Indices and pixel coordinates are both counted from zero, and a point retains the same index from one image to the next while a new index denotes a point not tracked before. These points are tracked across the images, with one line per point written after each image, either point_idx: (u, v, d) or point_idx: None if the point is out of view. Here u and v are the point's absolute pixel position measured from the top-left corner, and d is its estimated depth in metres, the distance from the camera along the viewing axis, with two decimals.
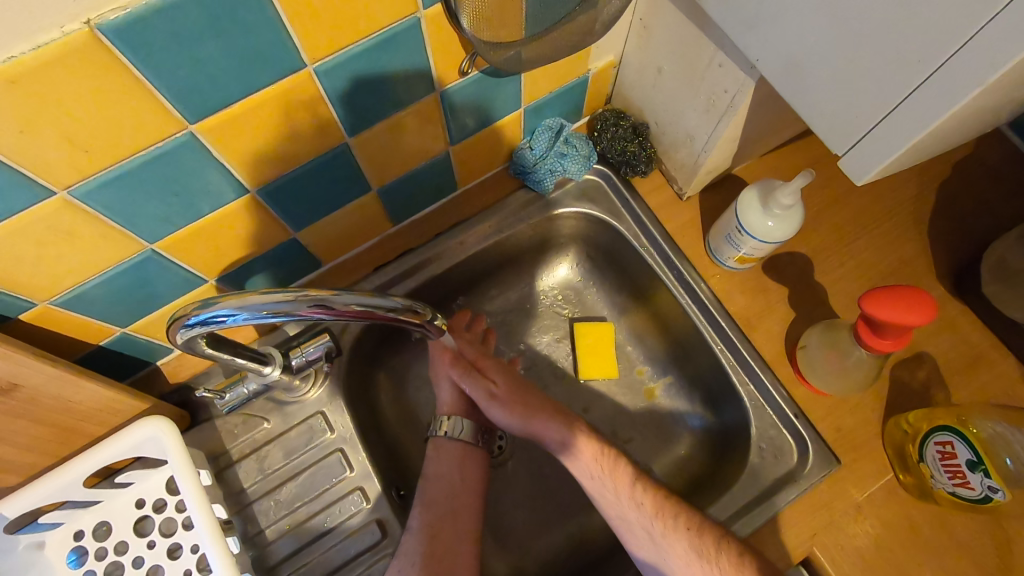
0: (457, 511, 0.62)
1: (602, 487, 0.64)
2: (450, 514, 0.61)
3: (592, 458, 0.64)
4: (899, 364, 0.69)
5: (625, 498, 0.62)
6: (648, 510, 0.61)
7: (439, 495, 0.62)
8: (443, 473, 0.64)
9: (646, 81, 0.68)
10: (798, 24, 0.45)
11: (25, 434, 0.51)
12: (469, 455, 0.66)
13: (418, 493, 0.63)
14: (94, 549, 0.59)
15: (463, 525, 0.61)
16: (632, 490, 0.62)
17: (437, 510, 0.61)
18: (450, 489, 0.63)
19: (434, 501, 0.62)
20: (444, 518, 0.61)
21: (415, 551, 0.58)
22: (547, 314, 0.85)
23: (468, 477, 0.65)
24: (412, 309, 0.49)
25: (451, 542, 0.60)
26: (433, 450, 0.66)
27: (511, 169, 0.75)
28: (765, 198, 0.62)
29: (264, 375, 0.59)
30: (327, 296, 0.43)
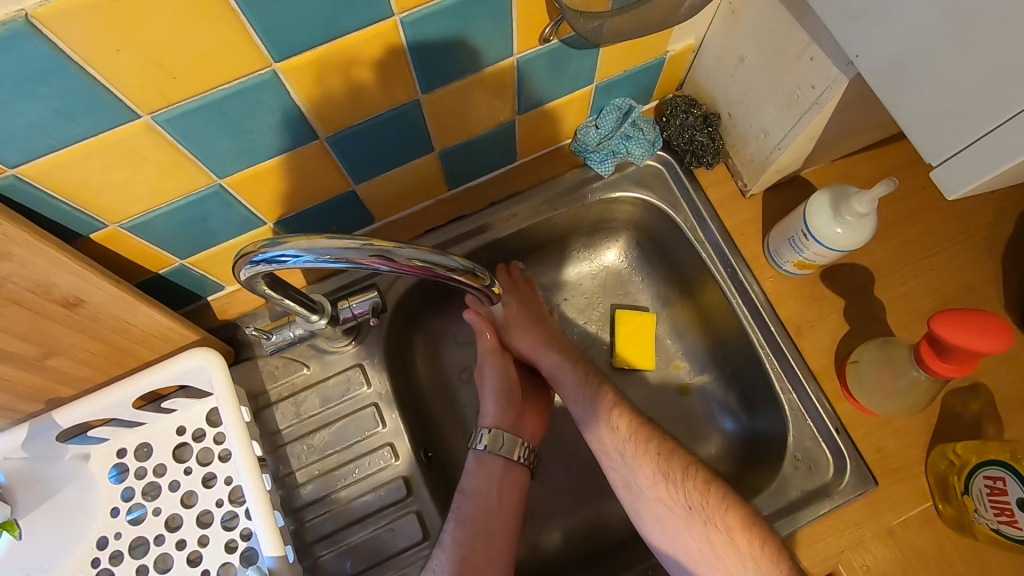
0: (492, 530, 0.60)
1: (632, 460, 0.63)
2: (486, 532, 0.60)
3: (628, 439, 0.63)
4: (952, 392, 0.66)
5: (639, 464, 0.63)
6: (651, 464, 0.62)
7: (476, 514, 0.60)
8: (484, 488, 0.62)
9: (725, 70, 0.65)
10: (907, 21, 0.42)
11: (84, 350, 0.53)
12: (509, 470, 0.64)
13: (454, 507, 0.62)
14: (134, 467, 0.61)
15: (496, 547, 0.60)
16: (665, 466, 0.62)
17: (473, 529, 0.60)
18: (488, 508, 0.61)
19: (472, 521, 0.60)
20: (478, 538, 0.59)
21: (445, 567, 0.57)
22: (579, 314, 0.83)
23: (507, 496, 0.63)
24: (471, 271, 0.49)
25: (483, 557, 0.59)
26: (473, 464, 0.64)
27: (573, 146, 0.73)
28: (837, 203, 0.60)
29: (311, 322, 0.60)
30: (390, 248, 0.43)
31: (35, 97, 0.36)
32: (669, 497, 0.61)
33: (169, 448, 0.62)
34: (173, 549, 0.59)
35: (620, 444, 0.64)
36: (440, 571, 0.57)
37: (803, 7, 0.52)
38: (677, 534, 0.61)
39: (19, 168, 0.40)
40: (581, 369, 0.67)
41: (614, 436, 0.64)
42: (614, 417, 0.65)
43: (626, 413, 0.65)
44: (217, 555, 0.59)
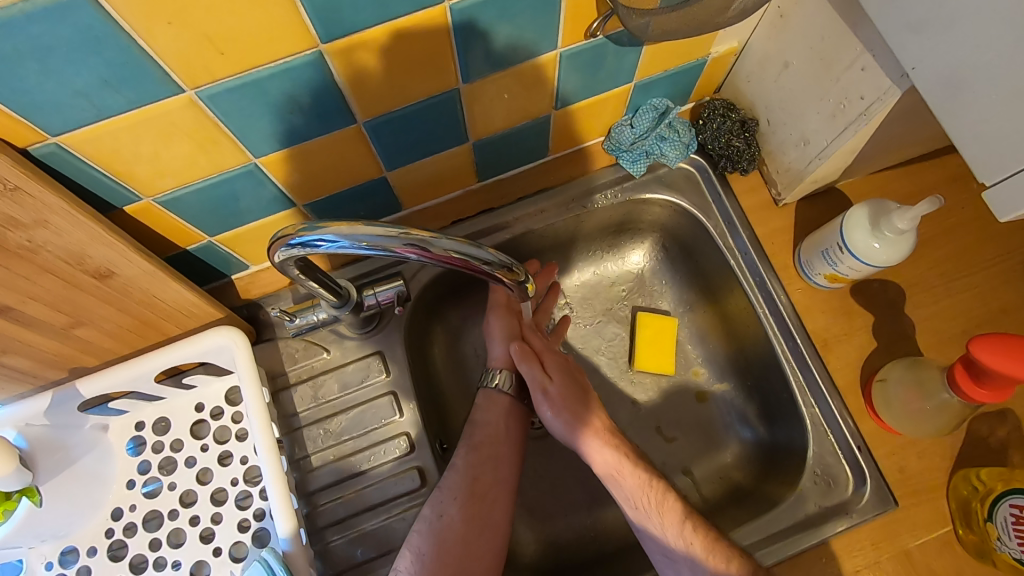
0: (500, 457, 0.63)
1: (636, 512, 0.61)
2: (494, 459, 0.62)
3: (638, 489, 0.61)
4: (980, 416, 0.65)
5: (646, 516, 0.61)
6: (688, 542, 0.58)
7: (486, 440, 0.63)
8: (490, 417, 0.65)
9: (768, 75, 0.64)
10: (974, 35, 0.41)
11: (110, 322, 0.53)
12: (511, 409, 0.66)
13: (465, 435, 0.64)
14: (152, 441, 0.62)
15: (502, 473, 0.62)
16: (678, 527, 0.59)
17: (482, 454, 0.62)
18: (496, 435, 0.64)
19: (482, 446, 0.63)
20: (486, 463, 0.62)
21: (457, 486, 0.60)
22: (580, 315, 0.82)
23: (512, 428, 0.65)
24: (506, 267, 0.48)
25: (490, 480, 0.61)
26: (482, 397, 0.67)
27: (605, 144, 0.72)
28: (877, 218, 0.59)
29: (337, 308, 0.59)
30: (426, 238, 0.42)
31: (83, 66, 0.36)
32: (677, 552, 0.59)
33: (187, 424, 0.62)
34: (187, 526, 0.59)
35: (627, 494, 0.61)
36: (451, 488, 0.60)
37: (859, 14, 0.50)
38: None
39: (60, 136, 0.40)
40: (581, 399, 0.65)
41: (619, 483, 0.62)
42: (617, 462, 0.62)
43: (637, 467, 0.62)
44: (230, 534, 0.59)
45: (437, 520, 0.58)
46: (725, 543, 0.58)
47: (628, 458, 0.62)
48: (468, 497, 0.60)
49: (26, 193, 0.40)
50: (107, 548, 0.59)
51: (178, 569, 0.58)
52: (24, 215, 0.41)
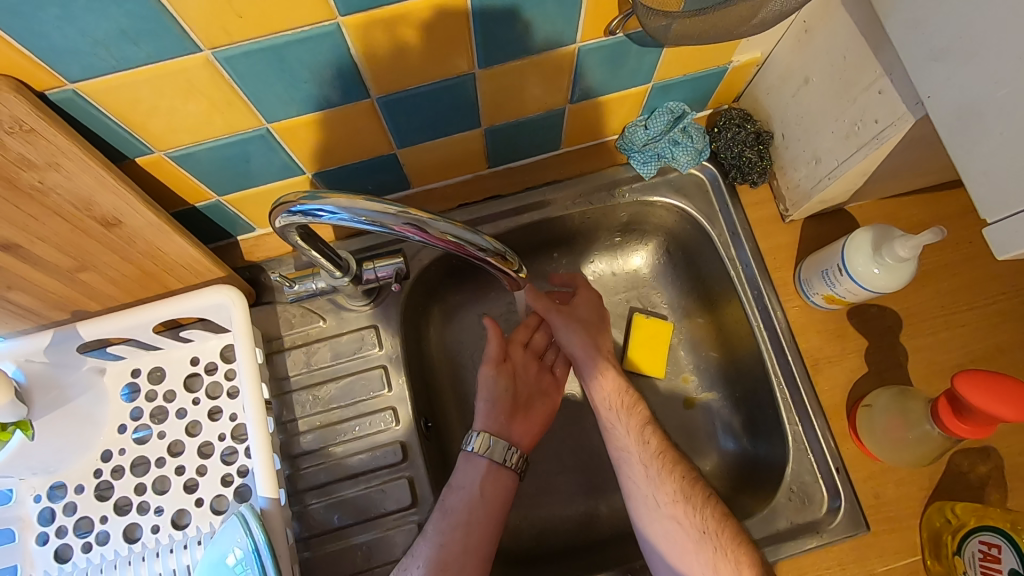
0: (475, 530, 0.60)
1: (608, 412, 0.66)
2: (470, 528, 0.60)
3: (613, 395, 0.66)
4: (962, 451, 0.65)
5: (616, 416, 0.66)
6: (650, 448, 0.64)
7: (459, 509, 0.60)
8: (469, 484, 0.62)
9: (787, 89, 0.64)
10: (995, 70, 0.40)
11: (114, 269, 0.54)
12: (496, 470, 0.64)
13: (440, 501, 0.62)
14: (146, 390, 0.63)
15: (474, 544, 0.59)
16: (641, 428, 0.65)
17: (455, 523, 0.60)
18: (474, 507, 0.61)
19: (455, 513, 0.60)
20: (457, 530, 0.59)
21: (425, 557, 0.58)
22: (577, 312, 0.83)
23: (493, 494, 0.63)
24: (501, 254, 0.49)
25: (459, 554, 0.58)
26: (467, 464, 0.64)
27: (617, 143, 0.72)
28: (879, 243, 0.58)
29: (335, 278, 0.60)
30: (424, 219, 0.43)
31: (105, 16, 0.36)
32: (633, 449, 0.64)
33: (181, 376, 0.64)
34: (172, 475, 0.61)
35: (604, 397, 0.67)
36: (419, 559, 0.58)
37: (883, 36, 0.50)
38: (650, 520, 0.62)
39: (78, 83, 0.41)
40: (595, 344, 0.68)
41: (600, 399, 0.67)
42: (605, 369, 0.68)
43: (617, 374, 0.68)
44: (212, 487, 0.61)
45: None
46: (675, 453, 0.64)
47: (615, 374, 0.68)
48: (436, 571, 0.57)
49: (40, 135, 0.41)
50: (93, 487, 0.61)
51: (160, 515, 0.60)
52: (37, 156, 0.42)
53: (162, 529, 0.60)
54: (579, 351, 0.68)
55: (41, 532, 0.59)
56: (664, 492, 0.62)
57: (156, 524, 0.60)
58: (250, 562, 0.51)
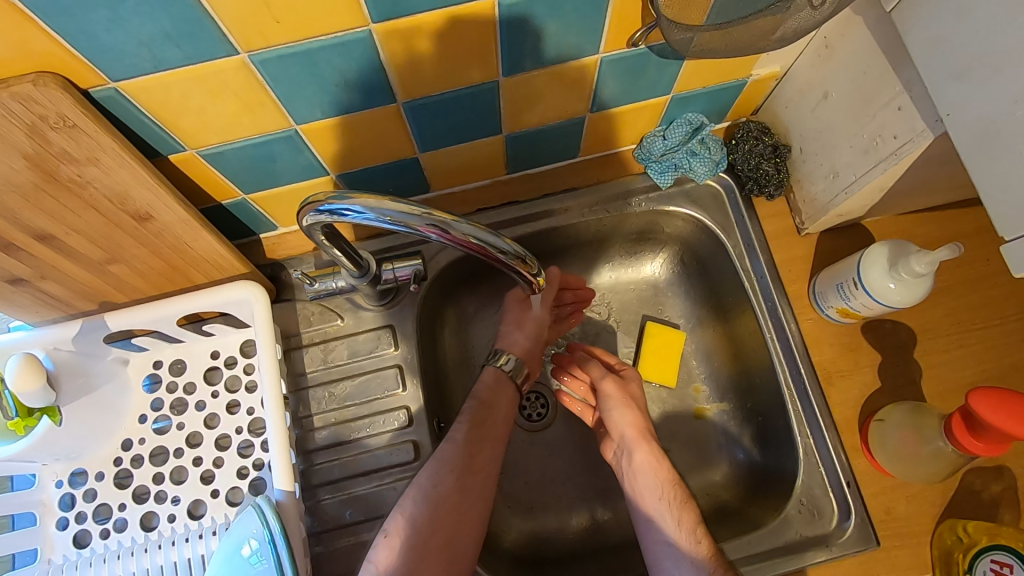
0: (494, 438, 0.64)
1: (659, 503, 0.63)
2: (491, 438, 0.64)
3: (663, 486, 0.63)
4: (975, 470, 0.64)
5: (667, 508, 0.62)
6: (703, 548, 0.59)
7: (484, 418, 0.64)
8: (485, 396, 0.66)
9: (806, 103, 0.64)
10: (1015, 89, 0.41)
11: (143, 262, 0.56)
12: (504, 383, 0.67)
13: (467, 410, 0.64)
14: (167, 381, 0.65)
15: (494, 449, 0.64)
16: (692, 526, 0.61)
17: (478, 429, 0.63)
18: (495, 417, 0.65)
19: (478, 421, 0.64)
20: (484, 441, 0.63)
21: (452, 460, 0.61)
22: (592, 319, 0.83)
23: (503, 402, 0.66)
24: (521, 258, 0.50)
25: (481, 458, 0.63)
26: (486, 376, 0.67)
27: (635, 153, 0.73)
28: (895, 258, 0.59)
29: (355, 277, 0.61)
30: (447, 220, 0.44)
31: (149, 18, 0.38)
32: (685, 547, 0.59)
33: (201, 369, 0.65)
34: (190, 466, 0.63)
35: (655, 484, 0.64)
36: (445, 461, 0.61)
37: (903, 53, 0.50)
38: None
39: (120, 82, 0.42)
40: (645, 426, 0.67)
41: (649, 474, 0.64)
42: (653, 463, 0.65)
43: (654, 449, 0.66)
44: (229, 478, 0.62)
45: (431, 489, 0.60)
46: (683, 488, 0.64)
47: (666, 460, 0.65)
48: (462, 470, 0.61)
49: (82, 131, 0.42)
50: (113, 475, 0.62)
51: (178, 504, 0.61)
52: (78, 151, 0.44)
53: (178, 518, 0.61)
54: (627, 431, 0.67)
55: (61, 517, 0.61)
56: (676, 501, 0.62)
57: (173, 512, 0.61)
58: (265, 553, 0.52)
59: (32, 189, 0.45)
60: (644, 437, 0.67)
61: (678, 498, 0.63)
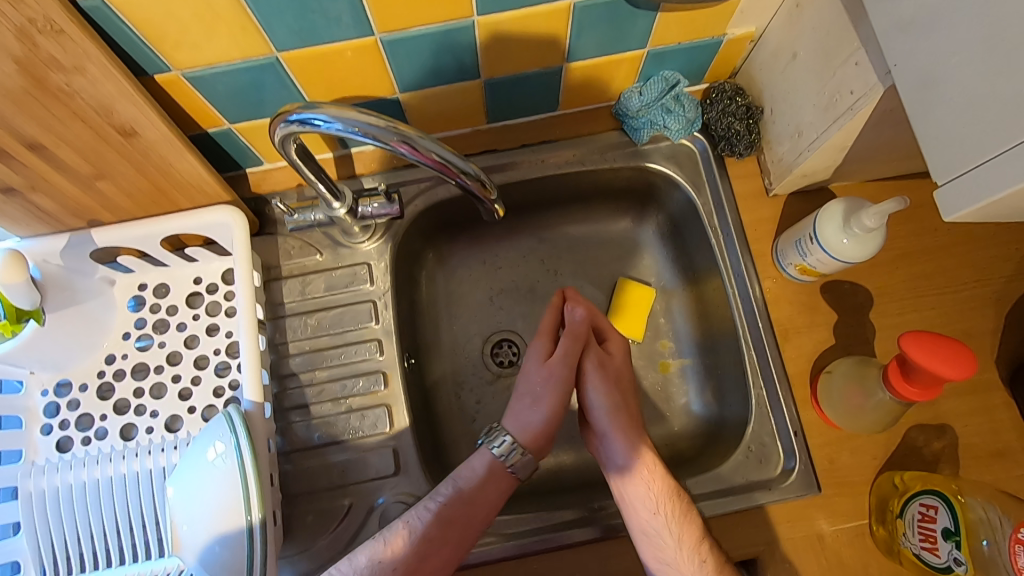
0: (459, 539, 0.60)
1: (654, 518, 0.61)
2: (465, 523, 0.61)
3: (659, 498, 0.62)
4: (919, 427, 0.67)
5: (664, 524, 0.61)
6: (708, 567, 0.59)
7: (461, 517, 0.61)
8: (470, 490, 0.62)
9: (778, 65, 0.66)
10: (952, 37, 0.43)
11: (128, 181, 0.58)
12: (498, 475, 0.64)
13: (443, 497, 0.61)
14: (151, 303, 0.68)
15: (463, 538, 0.60)
16: (696, 544, 0.60)
17: (447, 526, 0.60)
18: (473, 515, 0.61)
19: (450, 519, 0.60)
20: (450, 531, 0.60)
21: (399, 557, 0.58)
22: (567, 274, 0.85)
23: (484, 499, 0.62)
24: (482, 182, 0.53)
25: (437, 559, 0.58)
26: (481, 464, 0.64)
27: (613, 109, 0.75)
28: (849, 214, 0.61)
29: (331, 209, 0.65)
30: (413, 135, 0.47)
31: None
32: (687, 568, 0.60)
33: (184, 294, 0.69)
34: (169, 382, 0.66)
35: (649, 499, 0.62)
36: (392, 552, 0.58)
37: (862, 9, 0.52)
38: None
39: None
40: (624, 401, 0.69)
41: (637, 479, 0.64)
42: (653, 470, 0.64)
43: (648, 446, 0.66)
44: (204, 396, 0.65)
45: (360, 574, 0.57)
46: (683, 496, 0.63)
47: (660, 467, 0.64)
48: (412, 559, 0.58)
49: (69, 37, 0.45)
50: (96, 388, 0.66)
51: (156, 418, 0.65)
52: (65, 58, 0.46)
53: (156, 431, 0.64)
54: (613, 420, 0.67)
55: (45, 424, 0.64)
56: (673, 507, 0.62)
57: (151, 425, 0.65)
58: (230, 457, 0.55)
59: (22, 95, 0.48)
60: (636, 432, 0.67)
61: (677, 513, 0.62)
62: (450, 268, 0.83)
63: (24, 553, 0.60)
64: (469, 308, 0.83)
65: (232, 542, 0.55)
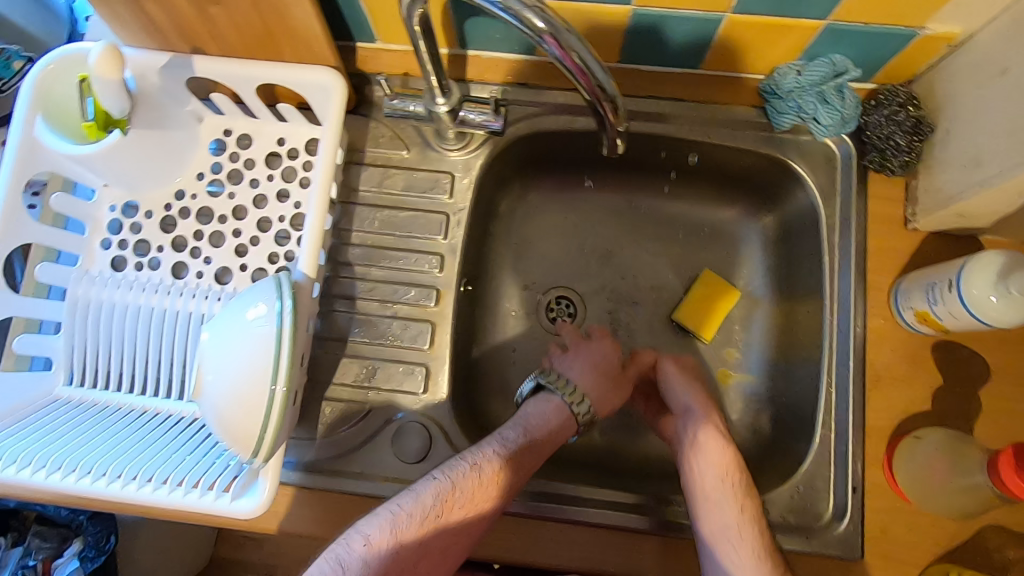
0: (516, 479, 0.54)
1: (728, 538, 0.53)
2: (536, 462, 0.57)
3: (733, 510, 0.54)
4: (998, 528, 0.58)
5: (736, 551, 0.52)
6: None
7: (525, 462, 0.55)
8: (538, 436, 0.57)
9: (975, 80, 0.56)
10: None
11: (241, 15, 0.55)
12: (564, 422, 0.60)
13: (514, 435, 0.56)
14: (231, 151, 0.67)
15: (517, 481, 0.54)
16: None
17: (513, 470, 0.54)
18: (537, 459, 0.56)
19: (516, 464, 0.54)
20: (512, 479, 0.54)
21: (428, 506, 0.49)
22: (652, 248, 0.79)
23: (547, 449, 0.58)
24: (613, 104, 0.47)
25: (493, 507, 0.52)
26: (547, 410, 0.60)
27: (761, 84, 0.66)
28: (1010, 270, 0.52)
29: (434, 104, 0.60)
30: (560, 26, 0.41)
31: None
32: None
33: (265, 152, 0.67)
34: (229, 235, 0.65)
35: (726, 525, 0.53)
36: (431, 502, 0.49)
37: None
38: None
39: None
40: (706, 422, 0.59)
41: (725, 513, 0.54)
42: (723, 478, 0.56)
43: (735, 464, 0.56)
44: (258, 258, 0.64)
45: (377, 525, 0.47)
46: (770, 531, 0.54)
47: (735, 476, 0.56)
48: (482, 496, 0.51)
49: None
50: (161, 219, 0.66)
51: (207, 265, 0.64)
52: None
53: (205, 278, 0.64)
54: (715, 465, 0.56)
55: (106, 238, 0.65)
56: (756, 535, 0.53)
57: (201, 270, 0.64)
58: (268, 323, 0.49)
59: None
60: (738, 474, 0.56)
61: (759, 553, 0.52)
62: (532, 206, 0.78)
63: (59, 352, 0.61)
64: (540, 253, 0.78)
65: (250, 404, 0.49)
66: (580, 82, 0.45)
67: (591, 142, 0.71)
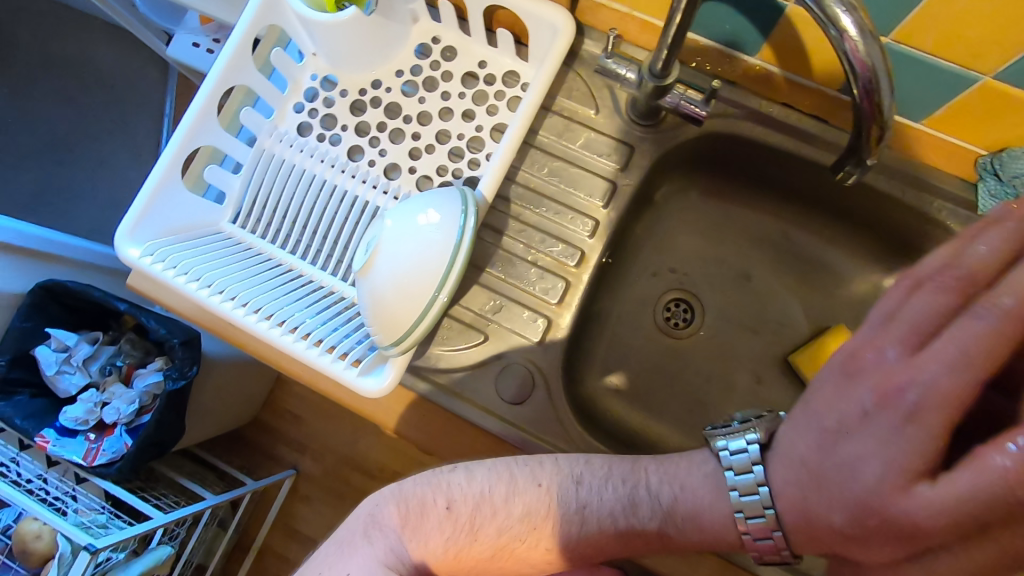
0: (633, 541, 0.47)
1: None
2: (680, 540, 0.47)
3: None
4: None
5: None
6: None
7: (646, 534, 0.47)
8: (686, 516, 0.46)
9: None
10: None
11: None
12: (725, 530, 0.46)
13: (670, 493, 0.47)
14: (434, 59, 0.68)
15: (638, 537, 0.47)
16: None
17: (626, 531, 0.47)
18: (678, 539, 0.47)
19: (636, 531, 0.47)
20: (630, 537, 0.47)
21: (524, 504, 0.47)
22: (789, 284, 0.76)
23: (690, 541, 0.47)
24: (882, 128, 0.49)
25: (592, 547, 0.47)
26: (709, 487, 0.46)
27: (983, 161, 0.62)
28: None
29: (648, 76, 0.59)
30: (871, 42, 0.41)
31: None
32: None
33: (464, 69, 0.68)
34: (408, 135, 0.67)
35: None
36: (521, 504, 0.47)
37: None
38: None
39: None
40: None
41: None
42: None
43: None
44: (428, 166, 0.66)
45: (464, 485, 0.47)
46: None
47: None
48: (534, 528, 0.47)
49: None
50: (352, 101, 0.68)
51: (381, 157, 0.67)
52: None
53: (375, 167, 0.67)
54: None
55: (300, 103, 0.69)
56: None
57: (374, 160, 0.67)
58: (436, 232, 0.51)
59: None
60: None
61: None
62: (686, 203, 0.76)
63: (234, 191, 0.66)
64: (676, 250, 0.77)
65: (413, 298, 0.51)
66: (857, 91, 0.46)
67: (774, 159, 0.68)
